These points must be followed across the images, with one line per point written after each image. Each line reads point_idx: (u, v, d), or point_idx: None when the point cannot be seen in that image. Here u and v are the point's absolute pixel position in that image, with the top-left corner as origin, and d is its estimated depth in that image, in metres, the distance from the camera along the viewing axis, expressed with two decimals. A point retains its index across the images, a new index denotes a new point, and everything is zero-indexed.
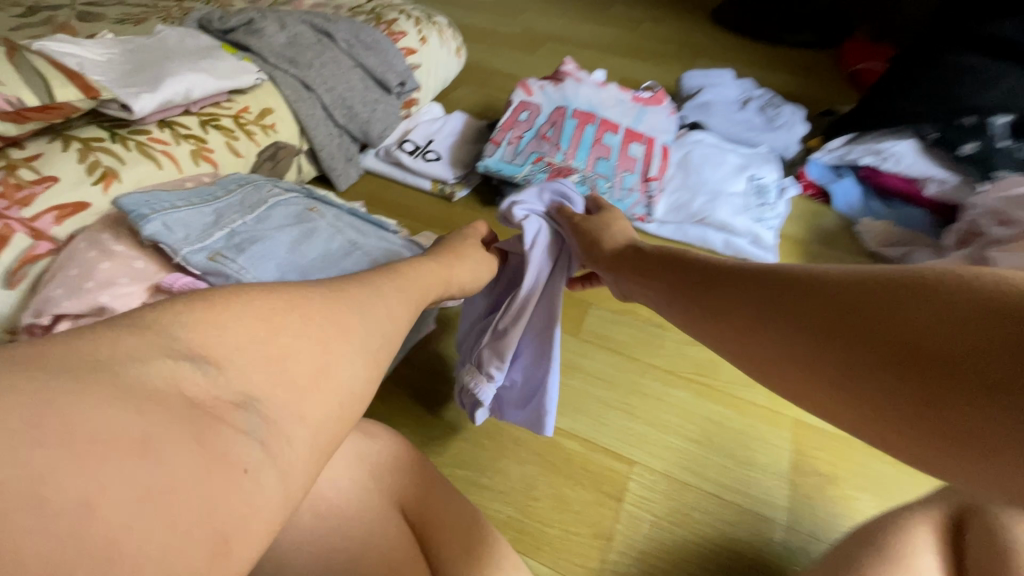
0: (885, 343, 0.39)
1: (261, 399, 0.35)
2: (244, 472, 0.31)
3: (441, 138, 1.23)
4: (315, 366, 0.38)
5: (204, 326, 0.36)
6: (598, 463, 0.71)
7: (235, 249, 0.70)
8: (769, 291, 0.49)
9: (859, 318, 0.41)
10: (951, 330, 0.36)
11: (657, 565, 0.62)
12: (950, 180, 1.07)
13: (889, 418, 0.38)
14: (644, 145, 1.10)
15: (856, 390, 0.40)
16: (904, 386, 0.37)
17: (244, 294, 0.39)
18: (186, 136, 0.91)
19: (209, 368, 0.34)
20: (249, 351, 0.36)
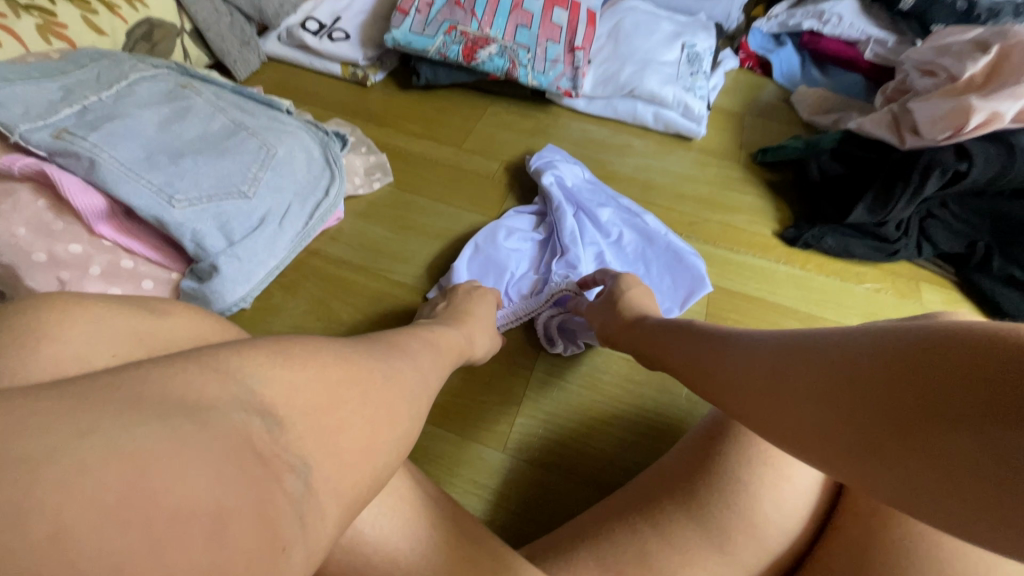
0: (843, 385, 0.33)
1: (312, 461, 0.30)
2: (282, 549, 0.27)
3: (350, 15, 1.09)
4: (361, 438, 0.33)
5: (278, 376, 0.32)
6: (512, 338, 0.70)
7: (88, 126, 0.62)
8: (719, 352, 0.44)
9: (807, 363, 0.36)
10: (900, 355, 0.31)
11: (563, 425, 0.63)
12: (888, 39, 1.02)
13: (882, 467, 0.31)
14: (568, 11, 1.01)
15: (840, 447, 0.33)
16: (889, 424, 0.30)
17: (316, 356, 0.34)
18: (26, 6, 0.77)
19: (275, 427, 0.30)
20: (322, 438, 0.31)
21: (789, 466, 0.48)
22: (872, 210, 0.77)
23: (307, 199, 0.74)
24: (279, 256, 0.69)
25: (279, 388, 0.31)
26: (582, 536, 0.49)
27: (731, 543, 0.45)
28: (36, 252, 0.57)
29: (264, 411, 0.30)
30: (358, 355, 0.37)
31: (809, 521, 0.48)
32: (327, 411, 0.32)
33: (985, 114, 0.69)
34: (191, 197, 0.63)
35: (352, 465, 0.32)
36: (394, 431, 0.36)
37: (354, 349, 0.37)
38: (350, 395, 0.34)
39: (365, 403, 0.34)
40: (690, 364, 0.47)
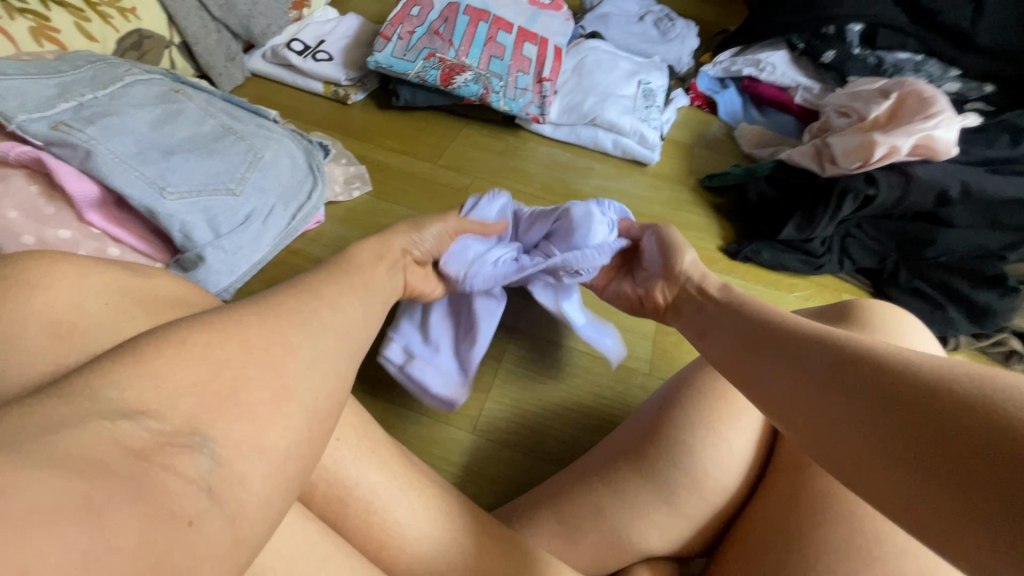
0: (874, 390, 0.31)
1: (215, 435, 0.28)
2: (187, 525, 0.25)
3: (333, 39, 1.17)
4: (270, 407, 0.31)
5: (140, 376, 0.28)
6: None
7: (84, 121, 0.65)
8: (756, 335, 0.42)
9: (843, 361, 0.34)
10: (953, 389, 0.28)
11: (529, 410, 0.68)
12: (815, 86, 1.17)
13: (843, 441, 0.31)
14: (537, 46, 1.11)
15: (834, 436, 0.31)
16: (895, 437, 0.29)
17: (191, 340, 0.30)
18: (21, 10, 0.80)
19: (154, 424, 0.26)
20: (218, 424, 0.28)
21: (730, 432, 0.51)
22: (800, 227, 0.88)
23: (289, 202, 0.78)
24: (262, 252, 0.73)
25: (164, 373, 0.28)
26: (544, 496, 0.54)
27: (678, 498, 0.50)
28: (26, 234, 0.59)
29: (153, 398, 0.27)
30: (265, 323, 0.34)
31: (750, 473, 0.52)
32: (212, 396, 0.29)
33: (885, 147, 0.82)
34: (181, 191, 0.67)
35: (267, 439, 0.30)
36: (319, 398, 0.34)
37: (254, 319, 0.34)
38: (256, 373, 0.31)
39: (269, 372, 0.32)
40: (728, 341, 0.45)
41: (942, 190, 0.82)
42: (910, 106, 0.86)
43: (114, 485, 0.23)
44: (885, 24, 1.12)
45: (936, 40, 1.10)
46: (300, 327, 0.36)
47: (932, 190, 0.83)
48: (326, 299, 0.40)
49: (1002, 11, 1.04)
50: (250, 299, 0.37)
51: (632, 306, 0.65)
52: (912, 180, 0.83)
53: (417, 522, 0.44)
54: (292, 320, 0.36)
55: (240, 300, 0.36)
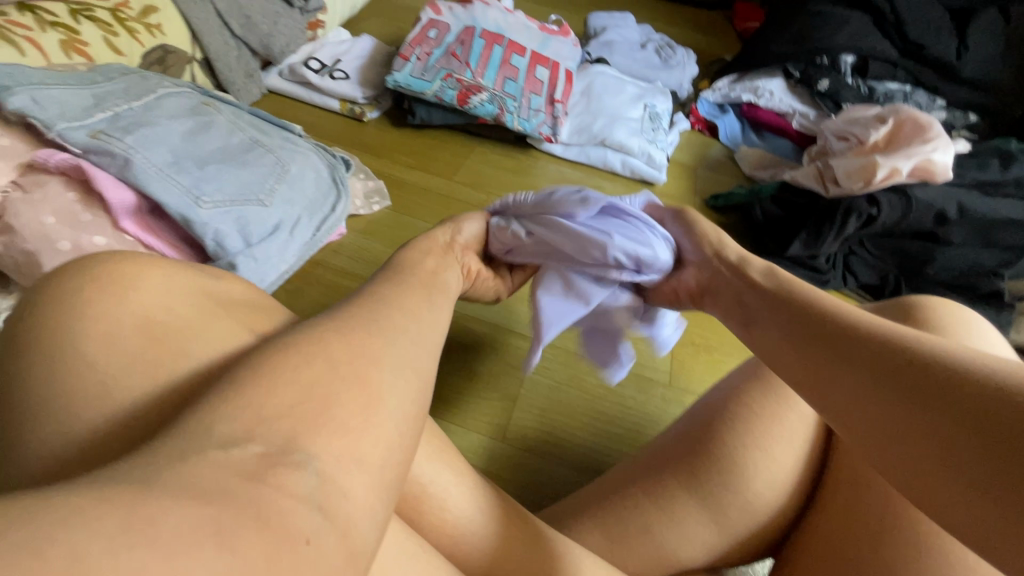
0: (931, 393, 0.32)
1: (315, 451, 0.29)
2: (306, 543, 0.26)
3: (349, 59, 1.20)
4: (364, 420, 0.31)
5: (234, 411, 0.29)
6: (506, 342, 0.77)
7: (122, 130, 0.66)
8: (800, 326, 0.43)
9: (896, 361, 0.35)
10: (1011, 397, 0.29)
11: (557, 420, 0.70)
12: (810, 113, 1.23)
13: (908, 447, 0.32)
14: (549, 70, 1.15)
15: (888, 436, 0.33)
16: (949, 443, 0.30)
17: (291, 373, 0.32)
18: (53, 23, 0.82)
19: (255, 448, 0.28)
20: (317, 440, 0.29)
21: (773, 445, 0.51)
22: (806, 245, 0.91)
23: (314, 211, 0.79)
24: (289, 261, 0.74)
25: (267, 394, 0.30)
26: (587, 506, 0.55)
27: (725, 515, 0.50)
28: (61, 240, 0.59)
29: (257, 419, 0.29)
30: (348, 336, 0.35)
31: (803, 475, 0.52)
32: (304, 411, 0.30)
33: (886, 169, 0.87)
34: (215, 200, 0.68)
35: (364, 450, 0.31)
36: (406, 405, 0.34)
37: (336, 333, 0.35)
38: (341, 385, 0.32)
39: (355, 383, 0.33)
40: (769, 329, 0.45)
41: (939, 209, 0.87)
42: (907, 132, 0.91)
43: (234, 516, 0.25)
44: (876, 55, 1.19)
45: (923, 71, 1.17)
46: (381, 337, 0.37)
47: (932, 211, 0.88)
48: (406, 305, 0.42)
49: (982, 45, 1.14)
50: (331, 314, 0.38)
51: (677, 301, 0.60)
52: (913, 200, 0.87)
53: (469, 524, 0.45)
54: (371, 330, 0.37)
55: (322, 315, 0.38)
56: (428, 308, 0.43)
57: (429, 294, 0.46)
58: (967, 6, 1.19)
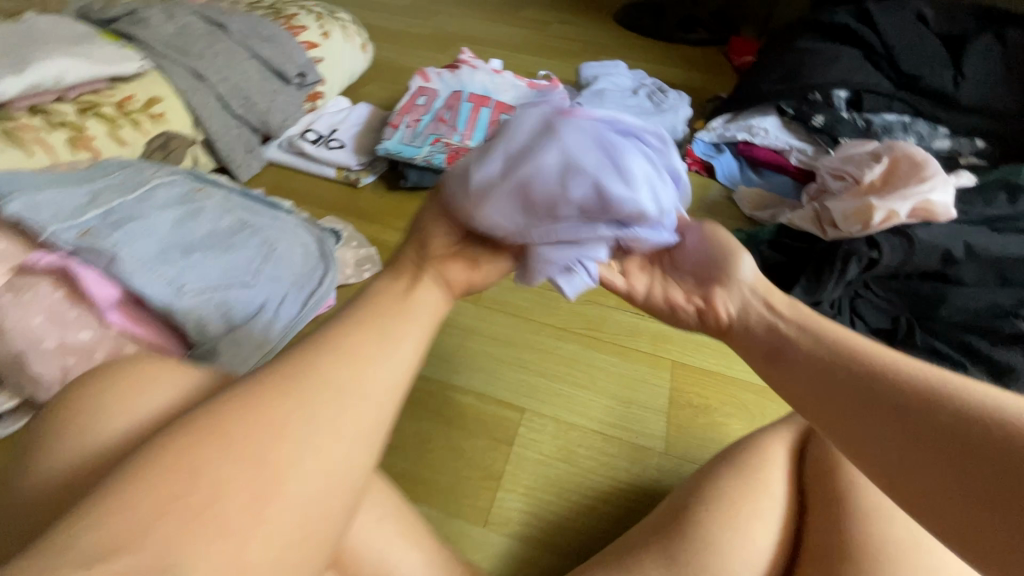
0: (988, 459, 0.31)
1: (190, 564, 0.28)
2: None
3: (345, 128, 1.25)
4: (253, 516, 0.30)
5: (106, 512, 0.28)
6: (493, 414, 0.76)
7: (111, 227, 0.69)
8: (828, 374, 0.40)
9: (944, 423, 0.33)
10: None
11: (546, 498, 0.67)
12: (808, 149, 1.21)
13: (932, 493, 0.32)
14: None
15: (949, 508, 0.32)
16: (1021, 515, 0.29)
17: (184, 453, 0.31)
18: (61, 124, 0.88)
19: (124, 560, 0.27)
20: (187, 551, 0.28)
21: (752, 528, 0.50)
22: (809, 290, 0.86)
23: (302, 286, 0.81)
24: (275, 341, 0.74)
25: (145, 498, 0.29)
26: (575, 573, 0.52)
27: None
28: (48, 339, 0.62)
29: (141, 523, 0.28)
30: (264, 411, 0.33)
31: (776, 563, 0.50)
32: (169, 512, 0.28)
33: (884, 211, 0.84)
34: (198, 288, 0.70)
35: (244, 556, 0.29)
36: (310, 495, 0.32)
37: (246, 412, 0.33)
38: (233, 468, 0.30)
39: (245, 465, 0.31)
40: (792, 374, 0.43)
41: (946, 249, 0.83)
42: (904, 170, 0.88)
43: None
44: (870, 89, 1.16)
45: (922, 102, 1.14)
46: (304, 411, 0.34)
47: (937, 251, 0.83)
48: (350, 355, 0.38)
49: (979, 73, 1.11)
50: (273, 374, 0.36)
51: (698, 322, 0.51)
52: (916, 241, 0.83)
53: None
54: (293, 400, 0.34)
55: (250, 376, 0.36)
56: (397, 358, 0.39)
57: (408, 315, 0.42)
58: (963, 33, 1.17)
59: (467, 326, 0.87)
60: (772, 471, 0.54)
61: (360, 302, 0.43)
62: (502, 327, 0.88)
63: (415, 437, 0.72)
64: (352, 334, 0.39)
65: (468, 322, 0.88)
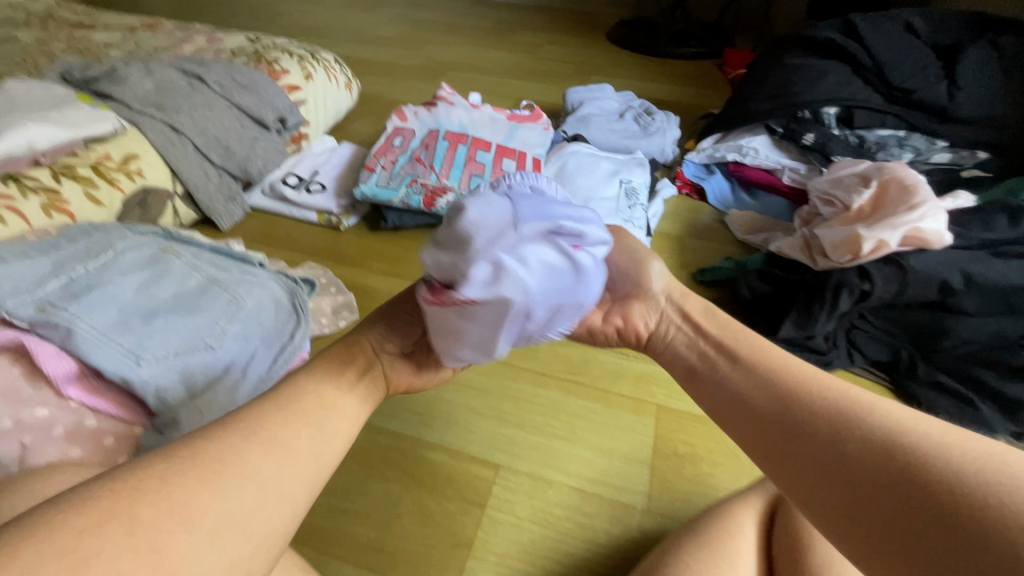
0: (889, 487, 0.34)
1: None
2: None
3: (327, 169, 1.24)
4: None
5: None
6: (466, 473, 0.72)
7: (70, 298, 0.69)
8: (754, 390, 0.43)
9: (862, 458, 0.36)
10: (950, 499, 0.32)
11: (518, 567, 0.63)
12: (800, 168, 1.15)
13: (842, 515, 0.36)
14: (516, 160, 1.14)
15: (849, 519, 0.35)
16: (903, 536, 0.33)
17: (84, 536, 0.29)
18: (35, 188, 0.89)
19: None
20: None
21: None
22: (798, 325, 0.82)
23: (271, 344, 0.79)
24: (241, 403, 0.72)
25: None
26: None
27: None
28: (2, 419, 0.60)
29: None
30: (179, 500, 0.33)
31: None
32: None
33: (872, 241, 0.79)
34: (158, 356, 0.69)
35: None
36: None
37: (162, 503, 0.32)
38: (132, 559, 0.30)
39: (148, 557, 0.30)
40: (724, 395, 0.45)
41: (943, 279, 0.78)
42: (893, 195, 0.85)
43: None
44: (860, 104, 1.12)
45: (915, 116, 1.09)
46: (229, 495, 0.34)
47: (933, 282, 0.78)
48: (278, 442, 0.38)
49: (973, 84, 1.06)
50: (200, 457, 0.35)
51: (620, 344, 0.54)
52: (908, 271, 0.78)
53: None
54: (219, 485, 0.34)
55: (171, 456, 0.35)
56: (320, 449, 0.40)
57: (335, 405, 0.43)
58: (955, 42, 1.13)
59: None
60: (743, 540, 0.52)
61: (294, 386, 0.43)
62: (479, 375, 0.85)
63: (385, 502, 0.69)
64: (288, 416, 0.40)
65: None
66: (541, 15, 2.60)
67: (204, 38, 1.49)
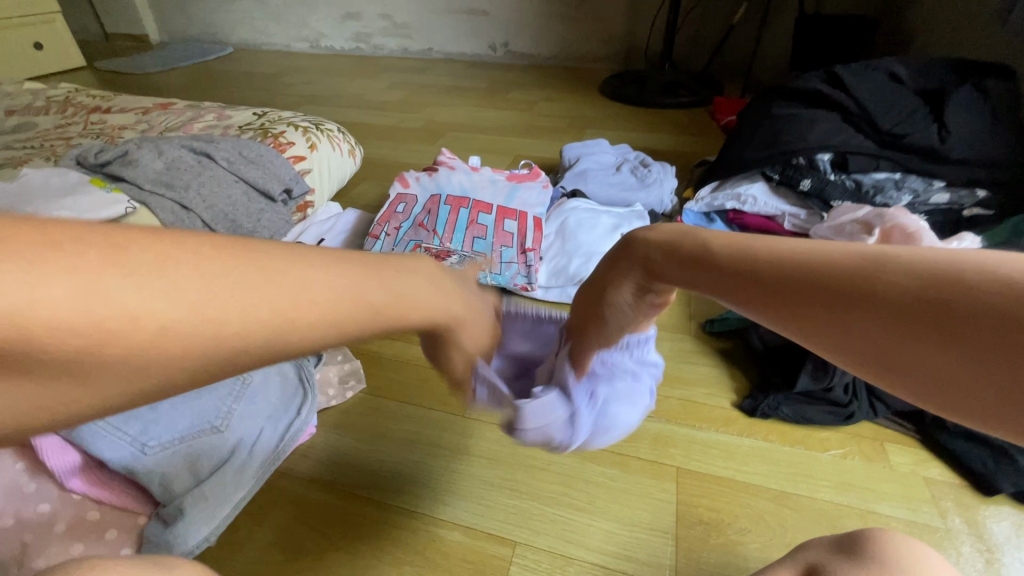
0: (903, 309, 0.28)
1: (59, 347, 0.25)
2: None
3: (332, 237, 1.26)
4: (181, 342, 0.28)
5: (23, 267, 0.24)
6: (482, 551, 0.69)
7: None
8: (719, 270, 0.37)
9: (865, 289, 0.30)
10: (955, 299, 0.27)
11: None
12: (800, 213, 1.17)
13: (870, 354, 0.30)
14: (517, 220, 1.16)
15: (880, 351, 0.30)
16: (948, 338, 0.27)
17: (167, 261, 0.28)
18: None
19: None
20: (34, 311, 0.24)
21: None
22: (816, 377, 0.83)
23: (278, 422, 0.78)
24: (247, 487, 0.71)
25: (73, 267, 0.26)
26: None
27: None
28: (7, 516, 0.63)
29: (51, 259, 0.25)
30: (254, 273, 0.31)
31: None
32: (91, 264, 0.26)
33: None
34: (163, 443, 0.69)
35: (72, 357, 0.26)
36: (181, 358, 0.29)
37: (243, 268, 0.31)
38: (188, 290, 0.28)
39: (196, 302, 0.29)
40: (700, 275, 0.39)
41: None
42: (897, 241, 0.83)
43: None
44: (854, 150, 1.14)
45: (910, 159, 1.10)
46: (284, 295, 0.32)
47: None
48: (356, 288, 0.36)
49: (966, 124, 1.08)
50: (298, 259, 0.34)
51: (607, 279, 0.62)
52: None
53: None
54: (285, 280, 0.32)
55: (266, 241, 0.34)
56: (377, 323, 0.37)
57: (411, 277, 0.41)
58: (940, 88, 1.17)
59: (452, 445, 0.82)
60: None
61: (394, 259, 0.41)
62: (490, 444, 0.82)
63: None
64: (386, 274, 0.39)
65: (454, 441, 0.83)
66: (535, 73, 2.71)
67: (214, 115, 1.56)
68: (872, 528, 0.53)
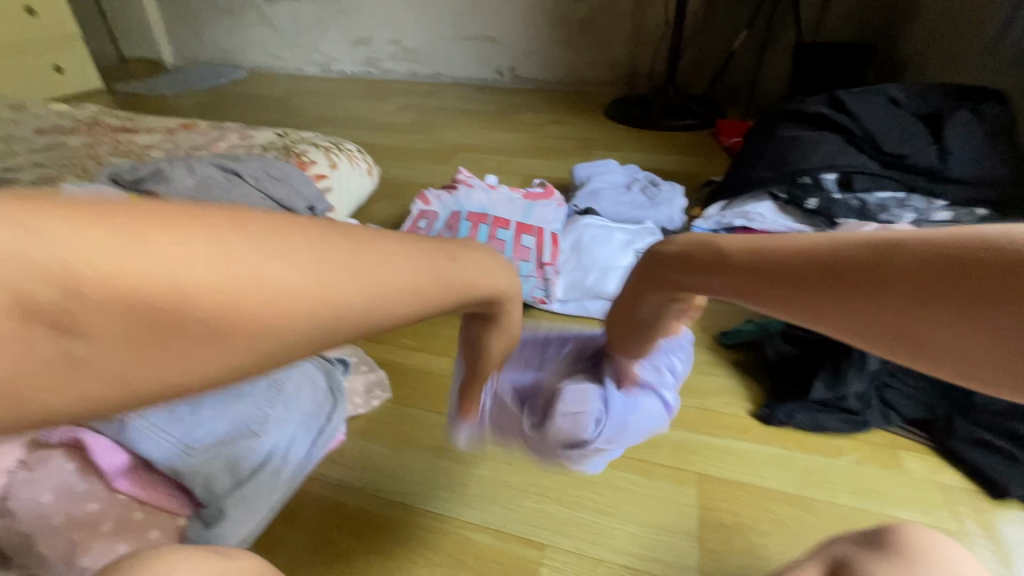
0: (938, 287, 0.28)
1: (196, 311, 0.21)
2: None
3: None
4: (312, 304, 0.25)
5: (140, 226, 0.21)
6: (511, 553, 0.71)
7: None
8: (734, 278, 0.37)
9: (893, 271, 0.29)
10: (987, 267, 0.27)
11: None
12: (807, 231, 1.20)
13: (906, 342, 0.30)
14: (534, 236, 1.20)
15: (911, 336, 0.29)
16: (985, 313, 0.27)
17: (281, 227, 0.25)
18: None
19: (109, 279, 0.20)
20: (115, 264, 0.20)
21: None
22: (829, 386, 0.86)
23: (310, 429, 0.81)
24: (281, 490, 0.75)
25: (191, 228, 0.23)
26: None
27: None
28: (55, 516, 0.63)
29: (132, 222, 0.21)
30: (333, 246, 0.27)
31: None
32: (172, 222, 0.22)
33: None
34: (206, 445, 0.71)
35: (211, 312, 0.22)
36: (309, 325, 0.25)
37: (346, 233, 0.29)
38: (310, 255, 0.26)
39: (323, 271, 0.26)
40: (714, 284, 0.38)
41: None
42: None
43: None
44: (859, 170, 1.19)
45: (914, 179, 1.15)
46: (365, 273, 0.28)
47: None
48: (437, 265, 0.34)
49: (965, 146, 1.14)
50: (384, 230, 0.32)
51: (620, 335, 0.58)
52: None
53: None
54: (388, 254, 0.30)
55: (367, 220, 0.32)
56: (450, 297, 0.36)
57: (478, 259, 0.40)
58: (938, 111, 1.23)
59: (478, 451, 0.85)
60: None
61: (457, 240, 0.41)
62: (515, 450, 0.85)
63: None
64: (448, 254, 0.36)
65: (479, 447, 0.85)
66: (541, 97, 2.80)
67: (237, 136, 1.62)
68: (896, 523, 0.55)
